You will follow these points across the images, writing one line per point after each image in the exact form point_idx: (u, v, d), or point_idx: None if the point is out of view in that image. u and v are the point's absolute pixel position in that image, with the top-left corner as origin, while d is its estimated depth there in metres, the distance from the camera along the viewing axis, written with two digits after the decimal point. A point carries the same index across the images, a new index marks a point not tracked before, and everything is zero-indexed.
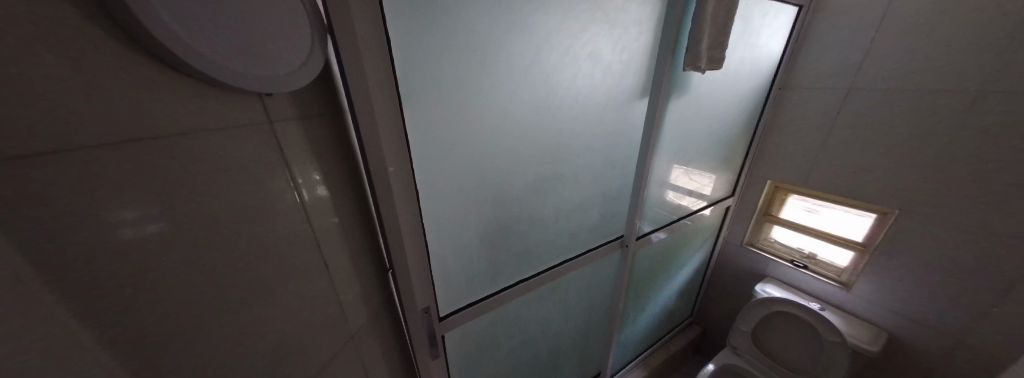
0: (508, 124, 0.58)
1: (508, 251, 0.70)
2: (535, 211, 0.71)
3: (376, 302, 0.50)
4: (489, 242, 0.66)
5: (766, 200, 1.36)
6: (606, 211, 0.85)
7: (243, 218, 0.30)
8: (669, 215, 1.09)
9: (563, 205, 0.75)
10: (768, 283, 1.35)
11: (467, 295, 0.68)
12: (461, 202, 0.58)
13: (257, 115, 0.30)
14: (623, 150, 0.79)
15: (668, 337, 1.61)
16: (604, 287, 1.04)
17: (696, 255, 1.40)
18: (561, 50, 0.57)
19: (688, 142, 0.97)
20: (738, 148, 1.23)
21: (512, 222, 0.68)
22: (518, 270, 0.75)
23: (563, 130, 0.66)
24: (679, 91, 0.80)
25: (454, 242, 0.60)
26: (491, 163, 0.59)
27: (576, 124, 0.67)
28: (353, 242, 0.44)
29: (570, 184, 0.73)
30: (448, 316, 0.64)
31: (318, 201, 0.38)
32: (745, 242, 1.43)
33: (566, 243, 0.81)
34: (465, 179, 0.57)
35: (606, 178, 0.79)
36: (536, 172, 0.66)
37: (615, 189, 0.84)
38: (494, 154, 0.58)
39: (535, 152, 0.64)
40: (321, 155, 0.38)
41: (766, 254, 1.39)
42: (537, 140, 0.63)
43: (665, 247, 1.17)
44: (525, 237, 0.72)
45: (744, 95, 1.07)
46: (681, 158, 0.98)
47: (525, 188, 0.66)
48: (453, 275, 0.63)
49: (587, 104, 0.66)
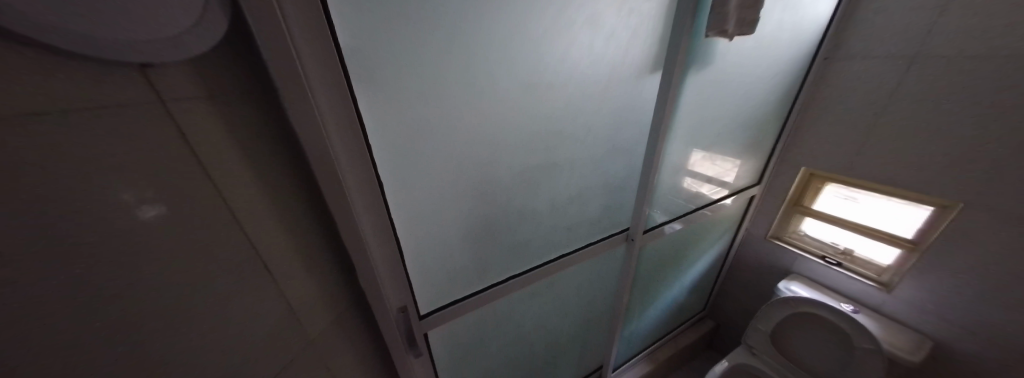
0: (490, 107, 0.49)
1: (496, 247, 0.64)
2: (526, 204, 0.63)
3: (340, 305, 0.46)
4: (473, 238, 0.60)
5: (798, 189, 1.22)
6: (610, 201, 0.77)
7: (144, 215, 0.25)
8: (684, 205, 0.99)
9: (559, 196, 0.67)
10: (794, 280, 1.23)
11: (450, 294, 0.63)
12: (437, 196, 0.52)
13: (141, 94, 0.24)
14: (629, 134, 0.69)
15: (677, 331, 1.54)
16: (608, 282, 0.97)
17: (713, 249, 1.29)
18: (551, 15, 0.47)
19: (709, 124, 0.85)
20: (769, 130, 1.09)
21: (498, 216, 0.61)
22: (508, 267, 0.69)
23: (557, 113, 0.57)
24: (699, 63, 0.68)
25: (432, 238, 0.55)
26: (471, 152, 0.51)
27: (572, 104, 0.57)
28: (302, 244, 0.39)
29: (566, 173, 0.65)
30: (428, 315, 0.60)
31: (247, 200, 0.32)
32: (770, 234, 1.30)
33: (563, 237, 0.74)
34: (440, 170, 0.50)
35: (608, 168, 0.70)
36: (525, 161, 0.58)
37: (620, 177, 0.74)
38: (474, 141, 0.51)
39: (523, 138, 0.56)
40: (248, 144, 0.32)
41: (792, 249, 1.26)
42: (525, 125, 0.55)
43: (678, 240, 1.07)
44: (515, 232, 0.65)
45: (780, 69, 0.92)
46: (700, 142, 0.86)
47: (513, 178, 0.59)
48: (433, 273, 0.58)
49: (585, 81, 0.56)
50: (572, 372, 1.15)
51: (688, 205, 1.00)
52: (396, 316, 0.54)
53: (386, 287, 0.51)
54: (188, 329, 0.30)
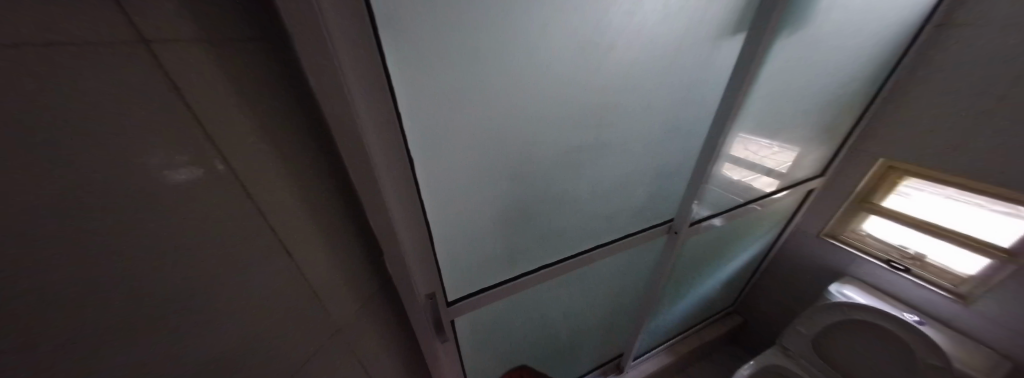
0: (543, 73, 0.40)
1: (529, 234, 0.59)
2: (564, 190, 0.56)
3: (368, 290, 0.43)
4: (505, 224, 0.54)
5: (869, 183, 1.06)
6: (657, 190, 0.68)
7: (141, 190, 0.21)
8: (735, 198, 0.88)
9: (603, 182, 0.59)
10: (847, 284, 1.11)
11: (479, 280, 0.59)
12: (470, 177, 0.45)
13: (115, 30, 0.18)
14: (692, 112, 0.58)
15: (702, 325, 1.48)
16: (641, 274, 0.92)
17: (755, 244, 1.19)
18: None
19: (783, 103, 0.72)
20: (846, 114, 0.93)
21: (534, 201, 0.55)
22: (540, 256, 0.63)
23: (618, 84, 0.46)
24: (793, 25, 0.55)
25: (463, 222, 0.50)
26: (509, 130, 0.44)
27: (637, 73, 0.46)
28: (324, 223, 0.35)
29: (614, 157, 0.56)
30: (456, 303, 0.56)
31: (258, 169, 0.28)
32: (824, 232, 1.17)
33: (601, 227, 0.67)
34: (474, 149, 0.43)
35: (661, 151, 0.61)
36: (569, 141, 0.50)
37: (673, 163, 0.65)
38: (514, 117, 0.43)
39: (570, 116, 0.47)
40: (258, 104, 0.26)
41: (847, 248, 1.13)
42: (579, 98, 0.45)
43: (721, 235, 0.98)
44: (550, 220, 0.59)
45: (883, 37, 0.75)
46: (768, 126, 0.74)
47: (554, 161, 0.51)
48: (462, 260, 0.54)
49: (655, 44, 0.44)
50: (592, 359, 1.14)
51: (739, 198, 0.89)
52: (425, 302, 0.51)
53: (415, 273, 0.46)
54: (198, 313, 0.27)
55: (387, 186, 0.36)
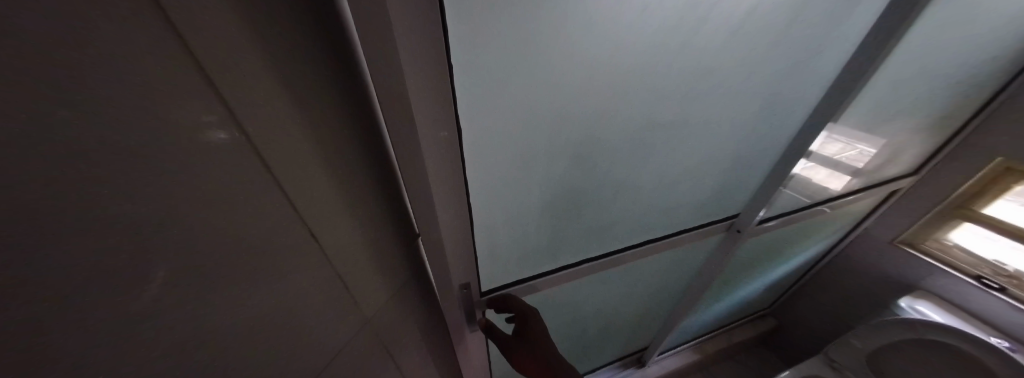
0: (646, 24, 0.29)
1: (577, 225, 0.51)
2: (625, 176, 0.48)
3: (401, 279, 0.38)
4: (554, 212, 0.47)
5: (975, 186, 0.87)
6: (726, 181, 0.59)
7: (134, 192, 0.13)
8: (807, 199, 0.79)
9: (670, 169, 0.50)
10: (919, 299, 0.97)
11: (516, 272, 0.53)
12: (521, 155, 0.37)
13: None
14: (795, 88, 0.46)
15: (733, 325, 1.41)
16: (684, 273, 0.84)
17: (811, 249, 1.10)
18: None
19: (901, 86, 0.58)
20: (968, 105, 0.77)
21: (589, 188, 0.47)
22: (584, 249, 0.56)
23: (725, 46, 0.36)
24: None
25: (509, 208, 0.43)
26: (576, 98, 0.35)
27: (751, 27, 0.35)
28: (359, 207, 0.29)
29: (690, 139, 0.47)
30: (490, 294, 0.51)
31: (289, 145, 0.20)
32: (897, 238, 1.03)
33: (656, 221, 0.59)
34: (532, 121, 0.35)
35: (743, 134, 0.51)
36: (644, 117, 0.40)
37: (754, 153, 0.56)
38: (587, 82, 0.33)
39: (654, 83, 0.36)
40: (273, 42, 0.18)
41: (922, 257, 0.99)
42: (674, 62, 0.35)
43: (781, 239, 0.90)
44: (603, 210, 0.51)
45: None
46: (869, 118, 0.64)
47: (620, 141, 0.42)
48: (502, 249, 0.48)
49: None
50: (614, 352, 1.10)
51: (812, 200, 0.79)
52: (459, 293, 0.45)
53: (452, 262, 0.41)
54: (228, 347, 0.20)
55: (433, 164, 0.29)
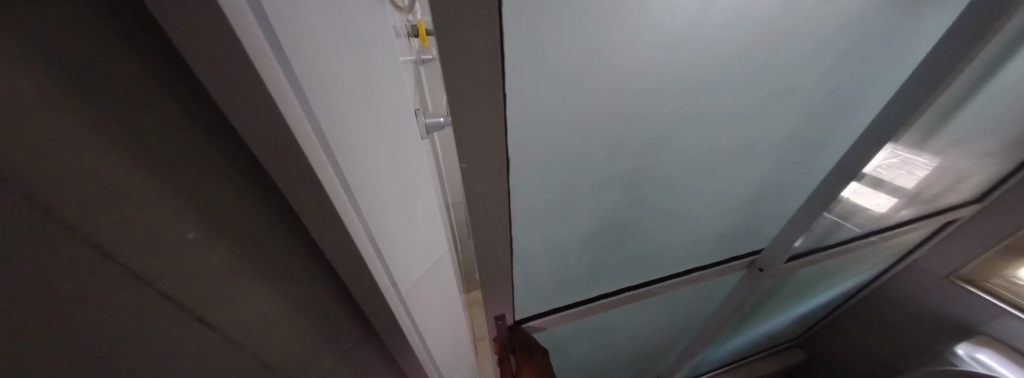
0: (728, 38, 0.26)
1: (622, 257, 0.45)
2: (673, 207, 0.43)
3: (318, 283, 0.33)
4: (601, 242, 0.42)
5: None
6: (764, 211, 0.55)
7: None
8: (854, 228, 0.75)
9: (716, 199, 0.46)
10: (977, 350, 0.88)
11: (553, 306, 0.46)
12: (569, 179, 0.33)
13: None
14: (843, 118, 0.44)
15: (758, 355, 1.33)
16: (712, 297, 0.79)
17: (853, 280, 1.03)
18: None
19: (954, 110, 0.55)
20: None
21: (639, 215, 0.41)
22: (629, 279, 0.50)
23: (812, 43, 0.30)
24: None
25: (552, 238, 0.38)
26: (638, 120, 0.30)
27: (826, 55, 0.32)
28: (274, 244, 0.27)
29: (740, 169, 0.43)
30: (527, 324, 0.46)
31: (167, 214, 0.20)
32: (956, 273, 0.94)
33: (700, 250, 0.54)
34: (587, 143, 0.30)
35: (786, 164, 0.47)
36: (705, 143, 0.36)
37: (793, 182, 0.53)
38: (653, 101, 0.29)
39: (718, 108, 0.33)
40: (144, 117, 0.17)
41: (986, 295, 0.88)
42: (749, 82, 0.32)
43: (820, 270, 0.86)
44: (650, 242, 0.46)
45: None
46: (926, 143, 0.62)
47: (676, 167, 0.38)
48: (541, 280, 0.41)
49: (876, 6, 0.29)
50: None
51: (860, 228, 0.76)
52: (493, 322, 0.41)
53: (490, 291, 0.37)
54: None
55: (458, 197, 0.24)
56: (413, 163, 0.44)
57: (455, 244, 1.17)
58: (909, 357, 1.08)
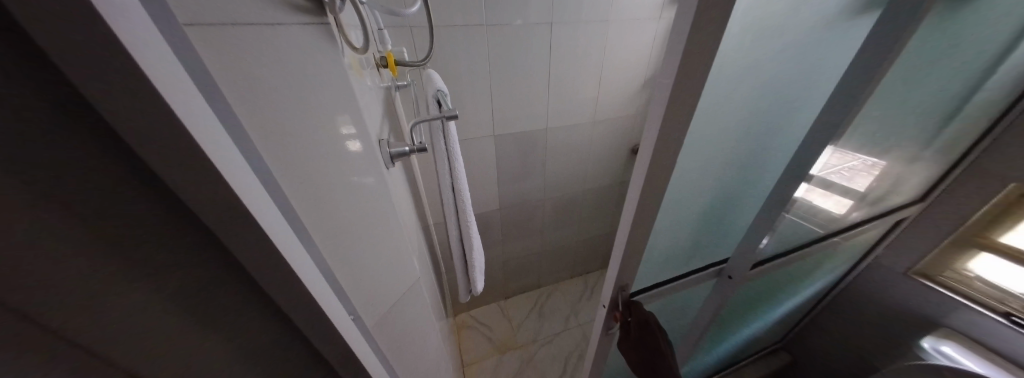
0: (727, 123, 0.52)
1: (689, 240, 0.69)
2: (707, 215, 0.66)
3: (253, 305, 0.30)
4: (679, 232, 0.66)
5: (989, 211, 0.86)
6: (718, 217, 0.68)
7: None
8: (817, 229, 0.81)
9: (731, 206, 0.68)
10: (945, 343, 0.93)
11: (653, 278, 0.70)
12: (667, 200, 0.57)
13: None
14: (770, 145, 0.60)
15: (744, 362, 1.34)
16: (692, 299, 0.83)
17: (821, 280, 1.09)
18: (801, 48, 0.48)
19: (882, 120, 0.63)
20: (963, 139, 0.82)
21: (691, 220, 0.65)
22: (687, 260, 0.73)
23: (770, 119, 0.56)
24: (925, 27, 0.48)
25: (663, 227, 0.62)
26: (697, 168, 0.56)
27: (778, 124, 0.57)
28: (199, 268, 0.25)
29: (743, 185, 0.65)
30: (636, 295, 0.68)
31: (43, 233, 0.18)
32: (915, 269, 1.02)
33: (714, 246, 0.74)
34: (679, 182, 0.55)
35: (730, 182, 0.62)
36: (725, 174, 0.60)
37: (740, 191, 0.66)
38: (701, 159, 0.55)
39: (732, 154, 0.58)
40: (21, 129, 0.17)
41: (944, 290, 0.96)
42: (743, 143, 0.57)
43: (793, 271, 0.90)
44: (701, 235, 0.70)
45: (1008, 55, 0.65)
46: (870, 148, 0.68)
47: (711, 190, 0.62)
48: (655, 253, 0.66)
49: (795, 101, 0.55)
50: None
51: (823, 229, 0.82)
52: (617, 292, 0.64)
53: (626, 267, 0.60)
54: None
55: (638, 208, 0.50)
56: (348, 172, 0.41)
57: (438, 262, 1.13)
58: (875, 351, 1.15)
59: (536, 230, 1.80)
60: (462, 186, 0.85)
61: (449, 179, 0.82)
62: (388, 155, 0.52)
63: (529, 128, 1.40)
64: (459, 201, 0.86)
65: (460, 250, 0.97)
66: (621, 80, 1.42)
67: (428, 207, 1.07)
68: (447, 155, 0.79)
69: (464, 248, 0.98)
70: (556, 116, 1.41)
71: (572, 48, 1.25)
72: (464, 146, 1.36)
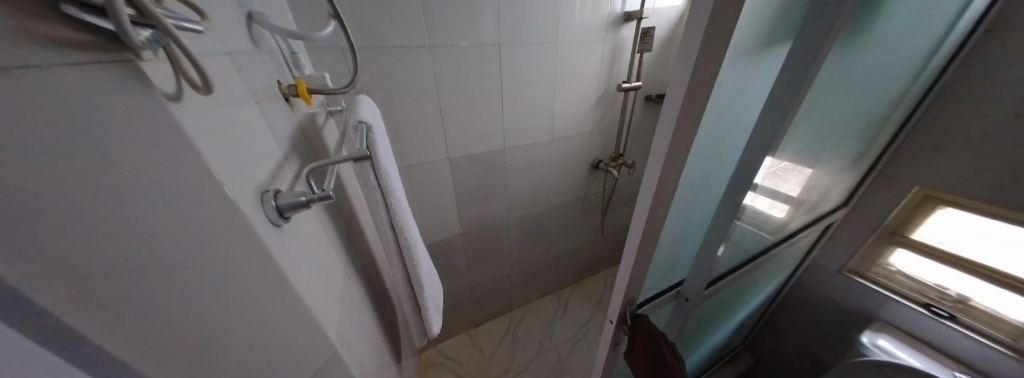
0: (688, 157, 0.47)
1: (665, 262, 0.66)
2: (674, 240, 0.64)
3: None
4: (668, 250, 0.64)
5: (904, 212, 0.96)
6: (675, 242, 0.64)
7: None
8: (765, 238, 0.83)
9: (693, 230, 0.66)
10: (881, 335, 1.00)
11: (654, 289, 0.70)
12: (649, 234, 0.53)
13: None
14: (716, 172, 0.58)
15: (714, 371, 1.34)
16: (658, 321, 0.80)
17: (771, 284, 1.13)
18: (734, 76, 0.46)
19: (809, 137, 0.65)
20: (875, 149, 0.89)
21: (665, 247, 0.63)
22: (667, 277, 0.72)
23: (713, 146, 0.54)
24: (833, 57, 0.50)
25: (666, 242, 0.62)
26: (673, 202, 0.53)
27: (721, 150, 0.56)
28: None
29: (698, 208, 0.63)
30: (644, 306, 0.68)
31: None
32: (848, 268, 1.10)
33: (685, 264, 0.74)
34: (669, 212, 0.54)
35: (683, 211, 0.59)
36: (687, 201, 0.58)
37: (696, 217, 0.64)
38: (677, 191, 0.52)
39: (691, 183, 0.55)
40: None
41: (875, 286, 1.04)
42: (697, 171, 0.55)
43: (747, 280, 0.92)
44: (672, 257, 0.68)
45: (906, 77, 0.71)
46: (803, 162, 0.71)
47: (682, 217, 0.60)
48: (656, 265, 0.65)
49: (731, 129, 0.54)
50: None
51: (769, 238, 0.84)
52: (625, 305, 0.62)
53: (631, 283, 0.59)
54: None
55: (646, 222, 0.51)
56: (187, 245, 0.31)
57: (387, 304, 1.00)
58: (827, 345, 1.21)
59: (501, 253, 1.72)
60: (404, 224, 0.74)
61: (386, 217, 0.71)
62: (274, 210, 0.42)
63: (484, 149, 1.35)
64: (400, 239, 0.76)
65: (407, 292, 0.86)
66: (574, 100, 1.43)
67: (369, 243, 0.96)
68: (380, 191, 0.68)
69: (413, 290, 0.87)
70: (512, 136, 1.38)
71: (522, 70, 1.23)
72: (418, 170, 1.26)
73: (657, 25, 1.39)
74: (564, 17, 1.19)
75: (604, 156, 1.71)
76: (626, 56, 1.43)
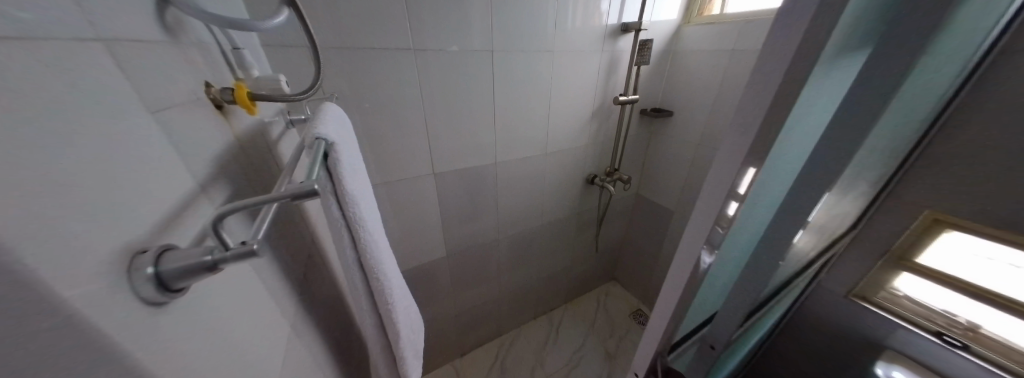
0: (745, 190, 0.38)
1: (694, 305, 0.57)
2: (708, 282, 0.54)
3: None
4: (699, 293, 0.54)
5: (912, 236, 0.93)
6: (708, 284, 0.55)
7: None
8: (788, 269, 0.76)
9: (729, 271, 0.56)
10: (895, 366, 0.94)
11: (678, 337, 0.59)
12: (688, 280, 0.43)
13: None
14: (763, 208, 0.49)
15: None
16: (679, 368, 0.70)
17: (782, 311, 1.06)
18: (810, 94, 0.36)
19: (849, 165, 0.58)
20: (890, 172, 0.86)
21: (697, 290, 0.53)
22: (693, 320, 0.62)
23: (769, 180, 0.44)
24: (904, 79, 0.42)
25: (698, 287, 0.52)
26: (720, 241, 0.43)
27: (774, 181, 0.46)
28: None
29: (739, 248, 0.52)
30: (667, 359, 0.57)
31: None
32: (854, 292, 1.06)
33: (712, 304, 0.64)
34: (713, 254, 0.44)
35: (724, 250, 0.49)
36: (729, 239, 0.48)
37: (734, 255, 0.54)
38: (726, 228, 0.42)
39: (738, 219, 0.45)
40: None
41: (883, 312, 1.00)
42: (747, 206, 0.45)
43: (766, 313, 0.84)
44: (701, 300, 0.58)
45: (932, 99, 0.67)
46: (837, 190, 0.64)
47: (721, 256, 0.50)
48: (685, 311, 0.55)
49: (790, 156, 0.44)
50: None
51: (791, 268, 0.78)
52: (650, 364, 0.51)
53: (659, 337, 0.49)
54: None
55: None
56: None
57: (356, 350, 0.83)
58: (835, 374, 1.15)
59: (490, 274, 1.59)
60: (375, 262, 0.59)
61: (354, 255, 0.56)
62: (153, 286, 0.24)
63: (474, 164, 1.24)
64: (374, 280, 0.61)
65: (382, 340, 0.71)
66: (570, 113, 1.36)
67: (337, 277, 0.80)
68: (345, 223, 0.52)
69: (387, 337, 0.72)
70: (504, 150, 1.28)
71: (517, 80, 1.14)
72: (401, 186, 1.13)
73: (655, 38, 1.36)
74: (564, 25, 1.13)
75: (599, 170, 1.64)
76: (623, 69, 1.37)
